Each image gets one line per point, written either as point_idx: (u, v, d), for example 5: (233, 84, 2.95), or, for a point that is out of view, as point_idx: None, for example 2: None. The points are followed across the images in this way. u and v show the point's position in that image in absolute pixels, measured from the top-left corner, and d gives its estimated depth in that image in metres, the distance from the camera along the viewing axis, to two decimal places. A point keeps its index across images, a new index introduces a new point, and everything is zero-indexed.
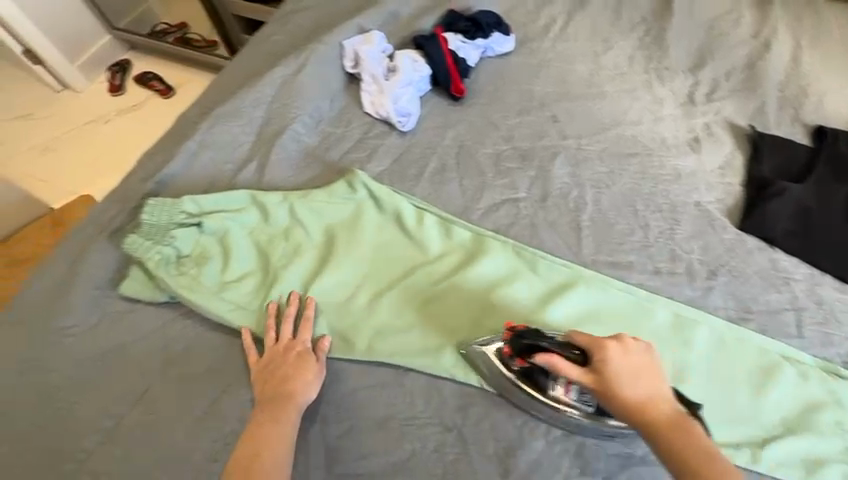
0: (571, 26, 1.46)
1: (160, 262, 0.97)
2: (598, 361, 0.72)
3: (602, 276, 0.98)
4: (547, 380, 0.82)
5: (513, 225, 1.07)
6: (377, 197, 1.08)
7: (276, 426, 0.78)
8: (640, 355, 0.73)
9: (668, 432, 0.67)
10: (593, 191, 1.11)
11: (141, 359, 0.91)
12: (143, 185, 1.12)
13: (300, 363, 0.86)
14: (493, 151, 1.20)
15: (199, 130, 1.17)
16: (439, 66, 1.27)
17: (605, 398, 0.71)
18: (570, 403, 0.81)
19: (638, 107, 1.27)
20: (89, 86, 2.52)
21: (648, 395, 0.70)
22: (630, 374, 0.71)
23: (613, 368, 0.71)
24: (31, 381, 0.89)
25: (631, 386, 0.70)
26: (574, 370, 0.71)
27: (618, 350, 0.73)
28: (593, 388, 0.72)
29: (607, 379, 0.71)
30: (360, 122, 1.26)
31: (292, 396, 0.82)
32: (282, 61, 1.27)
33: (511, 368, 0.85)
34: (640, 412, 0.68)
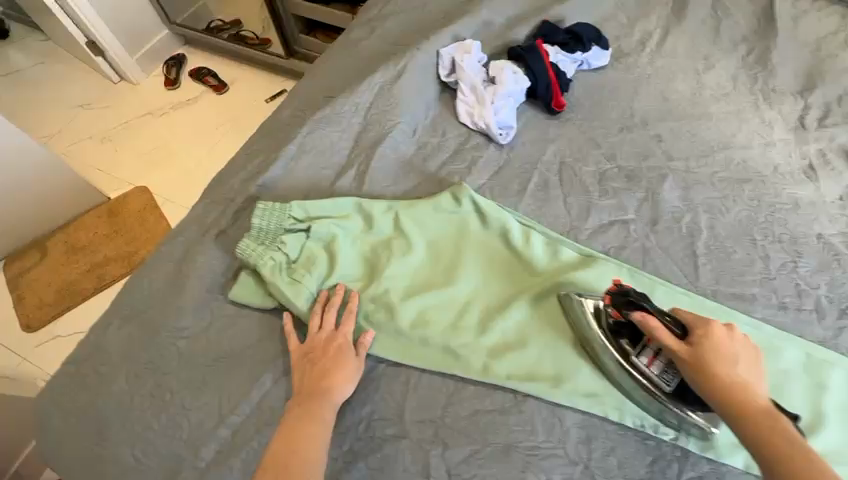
0: (668, 42, 1.41)
1: (272, 268, 0.96)
2: (700, 336, 0.77)
3: (725, 309, 0.94)
4: (636, 348, 0.84)
5: (624, 249, 1.03)
6: (483, 211, 1.05)
7: (312, 421, 0.78)
8: (740, 344, 0.77)
9: (756, 411, 0.69)
10: (706, 216, 1.07)
11: (252, 368, 0.89)
12: (245, 187, 1.11)
13: (340, 359, 0.85)
14: (596, 170, 1.16)
15: (299, 134, 1.16)
16: (540, 79, 1.23)
17: (696, 366, 0.75)
18: (649, 374, 0.83)
19: (747, 129, 1.21)
20: (145, 79, 2.55)
21: (744, 379, 0.73)
22: (732, 356, 0.75)
23: (714, 345, 0.76)
24: (145, 382, 0.88)
25: (729, 364, 0.74)
26: (669, 335, 0.78)
27: (725, 333, 0.77)
28: (685, 354, 0.76)
29: (703, 350, 0.75)
30: (456, 132, 1.23)
31: (329, 392, 0.81)
32: (380, 68, 1.25)
33: (602, 323, 0.88)
34: (727, 385, 0.71)
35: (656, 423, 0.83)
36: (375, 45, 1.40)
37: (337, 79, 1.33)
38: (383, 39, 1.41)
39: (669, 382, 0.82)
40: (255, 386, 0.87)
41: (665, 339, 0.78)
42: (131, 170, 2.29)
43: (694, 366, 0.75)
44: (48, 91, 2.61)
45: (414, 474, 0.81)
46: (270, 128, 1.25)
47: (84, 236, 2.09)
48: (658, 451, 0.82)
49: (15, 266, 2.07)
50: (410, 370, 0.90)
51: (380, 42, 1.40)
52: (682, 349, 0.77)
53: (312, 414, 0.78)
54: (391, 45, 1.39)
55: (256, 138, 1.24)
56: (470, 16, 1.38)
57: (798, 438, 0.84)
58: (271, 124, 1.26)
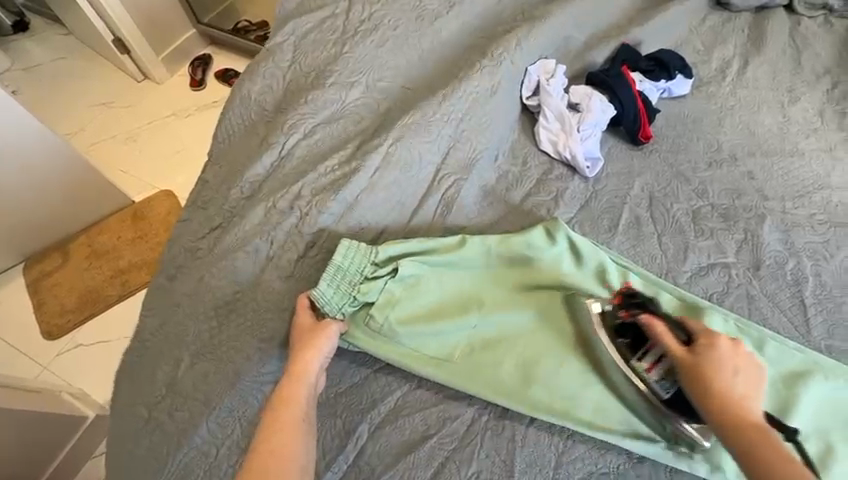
0: (748, 71, 1.37)
1: (353, 317, 0.90)
2: (703, 344, 0.72)
3: (842, 367, 0.89)
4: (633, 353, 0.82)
5: (727, 295, 0.98)
6: (579, 250, 0.96)
7: (289, 409, 0.75)
8: (744, 360, 0.71)
9: (747, 426, 0.63)
10: (810, 263, 1.01)
11: (346, 419, 0.83)
12: (321, 205, 0.98)
13: (311, 339, 0.83)
14: (688, 207, 1.10)
15: (383, 143, 1.04)
16: (629, 109, 1.18)
17: (687, 374, 0.71)
18: (647, 381, 0.80)
19: (843, 169, 1.16)
20: (170, 78, 2.44)
21: (743, 393, 0.67)
22: (730, 368, 0.69)
23: (712, 354, 0.71)
24: (232, 433, 0.83)
25: (727, 374, 0.69)
26: (668, 337, 0.75)
27: (728, 345, 0.72)
28: (684, 363, 0.72)
29: (700, 357, 0.71)
30: (538, 161, 1.17)
31: (298, 373, 0.79)
32: (472, 77, 1.13)
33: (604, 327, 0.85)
34: (719, 397, 0.67)
35: None
36: (449, 43, 1.25)
37: (412, 78, 1.20)
38: (461, 35, 1.27)
39: (667, 390, 0.78)
40: (353, 439, 0.82)
41: (669, 346, 0.74)
42: (155, 171, 2.19)
43: (688, 375, 0.71)
44: (71, 86, 2.51)
45: None
46: (338, 116, 1.13)
47: (107, 241, 1.95)
48: None
49: (34, 270, 1.93)
50: (514, 425, 0.83)
51: (455, 38, 1.26)
52: (678, 353, 0.73)
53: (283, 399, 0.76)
54: (471, 49, 1.25)
55: (323, 138, 1.11)
56: (555, 20, 1.27)
57: None
58: (337, 112, 1.14)
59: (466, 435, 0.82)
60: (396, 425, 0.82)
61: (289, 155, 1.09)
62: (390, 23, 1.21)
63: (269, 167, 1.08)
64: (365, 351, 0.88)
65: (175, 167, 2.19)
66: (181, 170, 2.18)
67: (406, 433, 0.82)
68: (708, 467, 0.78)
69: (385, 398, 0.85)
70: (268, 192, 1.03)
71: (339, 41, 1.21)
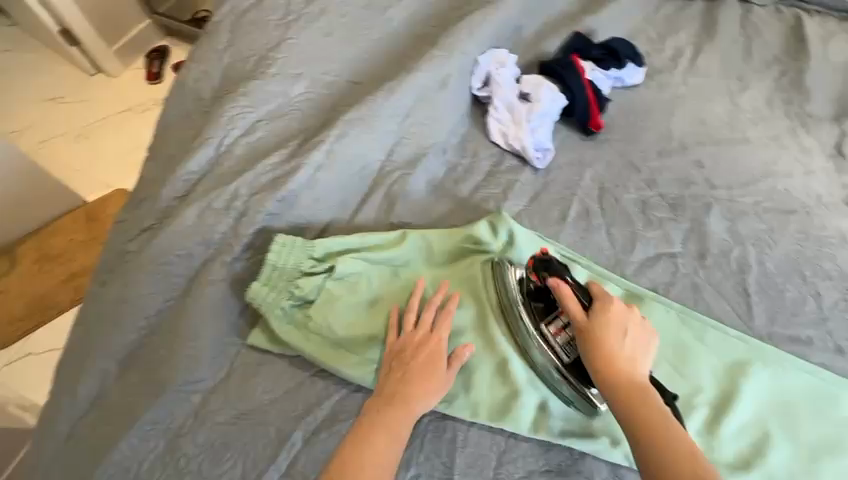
0: (700, 59, 1.36)
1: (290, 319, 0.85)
2: (599, 307, 0.73)
3: (782, 353, 0.90)
4: (544, 316, 0.82)
5: (673, 285, 0.98)
6: (522, 244, 0.97)
7: (387, 436, 0.70)
8: (638, 323, 0.73)
9: (632, 388, 0.66)
10: (755, 251, 1.02)
11: (280, 427, 0.78)
12: (257, 201, 0.92)
13: (429, 358, 0.79)
14: (638, 198, 1.09)
15: (328, 136, 0.98)
16: (579, 98, 1.16)
17: (583, 339, 0.72)
18: (553, 344, 0.80)
19: (787, 157, 1.17)
20: (124, 72, 2.32)
21: (630, 353, 0.70)
22: (622, 332, 0.71)
23: (606, 317, 0.72)
24: (155, 447, 0.77)
25: (617, 338, 0.70)
26: (571, 300, 0.74)
27: (623, 308, 0.73)
28: (583, 328, 0.72)
29: (596, 322, 0.71)
30: (488, 153, 1.14)
31: (408, 403, 0.74)
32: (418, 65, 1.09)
33: (524, 291, 0.86)
34: (610, 361, 0.68)
35: None
36: (401, 30, 1.19)
37: (363, 65, 1.13)
38: (416, 22, 1.20)
39: (568, 354, 0.79)
40: (286, 447, 0.77)
41: (570, 309, 0.74)
42: (110, 169, 2.09)
43: (585, 340, 0.71)
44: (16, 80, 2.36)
45: None
46: (279, 107, 1.06)
47: (55, 243, 1.82)
48: None
49: None
50: (456, 425, 0.81)
51: (407, 24, 1.20)
52: (578, 318, 0.73)
53: (380, 423, 0.71)
54: (420, 34, 1.20)
55: (267, 133, 1.04)
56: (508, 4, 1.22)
57: None
58: (279, 102, 1.06)
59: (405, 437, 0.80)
60: (333, 430, 0.78)
61: (224, 145, 1.01)
62: (338, 7, 1.15)
63: (207, 166, 1.00)
64: (303, 354, 0.84)
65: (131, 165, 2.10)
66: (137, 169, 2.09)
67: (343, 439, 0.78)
68: None
69: (323, 402, 0.81)
70: (201, 189, 0.96)
71: (279, 22, 1.13)
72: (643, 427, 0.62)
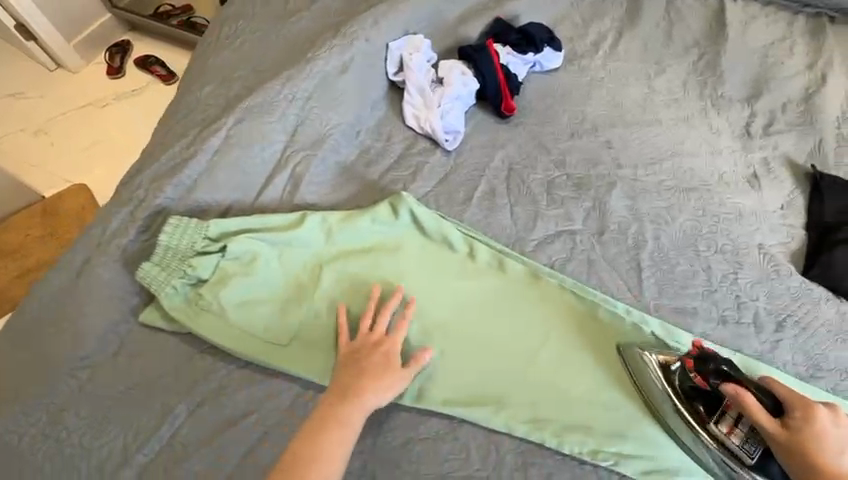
0: (621, 44, 1.38)
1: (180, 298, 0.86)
2: (800, 417, 0.73)
3: (666, 323, 0.92)
4: (715, 414, 0.79)
5: (569, 261, 1.00)
6: (422, 223, 0.98)
7: (339, 437, 0.74)
8: (841, 429, 0.73)
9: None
10: (652, 227, 1.05)
11: (164, 401, 0.80)
12: (157, 186, 0.95)
13: (382, 370, 0.79)
14: (544, 177, 1.12)
15: (225, 124, 1.01)
16: (489, 81, 1.19)
17: (786, 452, 0.72)
18: (728, 444, 0.77)
19: (696, 137, 1.20)
20: (84, 66, 2.10)
21: (844, 469, 0.70)
22: (832, 445, 0.72)
23: (816, 430, 0.72)
24: (37, 421, 0.79)
25: (827, 453, 0.71)
26: (761, 413, 0.74)
27: (827, 417, 0.73)
28: (783, 439, 0.73)
29: (801, 437, 0.72)
30: (402, 136, 1.16)
31: (358, 406, 0.76)
32: (321, 53, 1.12)
33: (678, 385, 0.82)
34: (824, 477, 0.69)
35: (594, 450, 0.79)
36: (315, 20, 1.21)
37: (274, 56, 1.17)
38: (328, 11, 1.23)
39: (752, 454, 0.76)
40: (169, 419, 0.79)
41: (762, 419, 0.74)
42: (72, 168, 1.92)
43: (790, 452, 0.72)
44: None
45: None
46: (193, 104, 1.11)
47: (10, 239, 1.67)
48: (594, 475, 0.78)
49: None
50: None
51: (319, 14, 1.22)
52: (776, 429, 0.73)
53: (338, 426, 0.74)
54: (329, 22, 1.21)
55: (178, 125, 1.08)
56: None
57: None
58: (194, 100, 1.12)
59: (290, 407, 0.81)
60: (217, 402, 0.81)
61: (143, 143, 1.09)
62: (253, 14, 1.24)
63: None
64: (192, 330, 0.85)
65: (96, 165, 1.92)
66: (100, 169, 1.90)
67: (227, 410, 0.80)
68: (525, 427, 0.81)
69: (209, 376, 0.83)
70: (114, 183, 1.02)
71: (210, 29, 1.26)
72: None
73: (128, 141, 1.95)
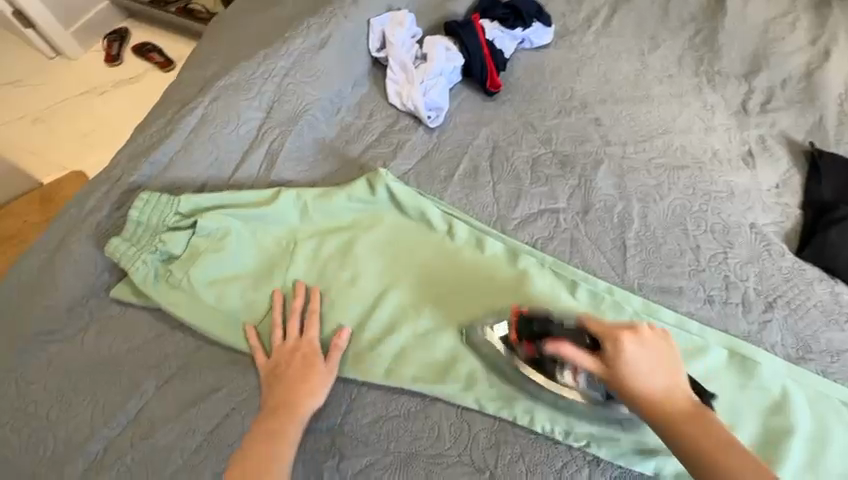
0: (614, 20, 1.34)
1: (150, 274, 0.84)
2: (610, 350, 0.65)
3: (649, 303, 0.89)
4: (555, 365, 0.77)
5: (551, 240, 0.97)
6: (400, 200, 0.96)
7: (279, 449, 0.68)
8: (654, 347, 0.67)
9: (687, 427, 0.62)
10: (639, 205, 1.01)
11: (132, 376, 0.79)
12: (132, 164, 0.95)
13: (303, 372, 0.76)
14: (529, 155, 1.09)
15: (201, 100, 1.00)
16: (474, 56, 1.15)
17: (619, 393, 0.65)
18: (577, 388, 0.77)
19: (689, 114, 1.16)
20: (83, 55, 2.07)
21: (664, 388, 0.64)
22: (645, 365, 0.65)
23: (622, 360, 0.65)
24: (5, 395, 0.78)
25: (642, 379, 0.64)
26: (582, 361, 0.65)
27: (631, 340, 0.66)
28: (605, 377, 0.66)
29: (616, 368, 0.65)
30: (384, 114, 1.13)
31: (295, 412, 0.72)
32: (301, 30, 1.10)
33: (518, 355, 0.80)
34: (652, 408, 0.63)
35: (566, 430, 0.77)
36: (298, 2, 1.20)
37: (256, 38, 1.16)
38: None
39: (597, 390, 0.76)
40: (137, 394, 0.78)
41: (582, 364, 0.65)
42: (67, 152, 1.88)
43: (617, 389, 0.65)
44: None
45: None
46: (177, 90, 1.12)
47: (8, 226, 1.61)
48: (568, 455, 0.76)
49: None
50: None
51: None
52: (596, 370, 0.66)
53: (279, 437, 0.69)
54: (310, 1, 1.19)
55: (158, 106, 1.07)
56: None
57: None
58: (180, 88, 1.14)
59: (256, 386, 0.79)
60: (185, 378, 0.80)
61: None
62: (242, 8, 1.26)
63: None
64: (163, 307, 0.84)
65: (89, 150, 1.88)
66: (95, 154, 1.86)
67: (194, 386, 0.79)
68: (497, 405, 0.79)
69: (179, 352, 0.82)
70: None
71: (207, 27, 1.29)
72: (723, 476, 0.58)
73: (122, 126, 1.91)
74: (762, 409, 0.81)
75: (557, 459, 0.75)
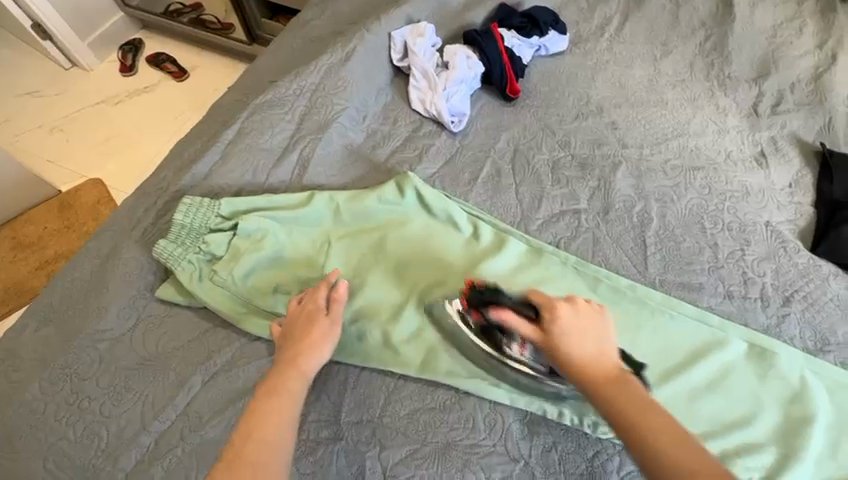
0: (626, 27, 1.38)
1: (192, 274, 0.88)
2: (546, 318, 0.70)
3: (670, 299, 0.93)
4: (503, 337, 0.83)
5: (574, 239, 1.01)
6: (427, 203, 1.01)
7: (281, 400, 0.70)
8: (588, 316, 0.70)
9: (609, 389, 0.62)
10: (657, 205, 1.05)
11: (179, 371, 0.83)
12: (178, 177, 1.02)
13: (307, 333, 0.78)
14: (549, 158, 1.13)
15: (239, 117, 1.08)
16: (494, 63, 1.20)
17: (549, 356, 0.68)
18: (523, 360, 0.82)
19: (701, 117, 1.20)
20: (100, 65, 2.13)
21: (591, 350, 0.66)
22: (578, 329, 0.68)
23: (559, 327, 0.68)
24: (60, 390, 0.82)
25: (572, 342, 0.67)
26: (520, 324, 0.71)
27: (568, 309, 0.70)
28: (541, 344, 0.69)
29: (550, 335, 0.68)
30: (408, 120, 1.18)
31: (298, 364, 0.74)
32: (329, 48, 1.18)
33: (469, 324, 0.86)
34: (579, 371, 0.65)
35: (596, 421, 0.80)
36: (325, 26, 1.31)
37: (285, 61, 1.25)
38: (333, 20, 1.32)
39: (540, 363, 0.81)
40: (184, 389, 0.81)
41: (520, 331, 0.71)
42: (85, 159, 1.92)
43: (549, 355, 0.68)
44: None
45: (348, 477, 0.77)
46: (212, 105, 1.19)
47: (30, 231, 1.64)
48: (599, 445, 0.78)
49: None
50: (349, 368, 0.85)
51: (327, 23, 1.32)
52: (534, 338, 0.70)
53: (281, 388, 0.71)
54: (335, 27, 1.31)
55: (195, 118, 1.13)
56: None
57: (733, 430, 0.81)
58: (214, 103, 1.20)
59: None
60: (230, 373, 0.83)
61: None
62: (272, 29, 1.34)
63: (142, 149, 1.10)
64: (206, 305, 0.88)
65: (106, 157, 1.91)
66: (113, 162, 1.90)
67: (238, 381, 0.82)
68: (528, 398, 0.82)
69: (223, 349, 0.85)
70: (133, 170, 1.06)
71: None
72: (633, 431, 0.58)
73: (140, 134, 1.96)
74: (783, 398, 0.84)
75: (589, 447, 0.78)
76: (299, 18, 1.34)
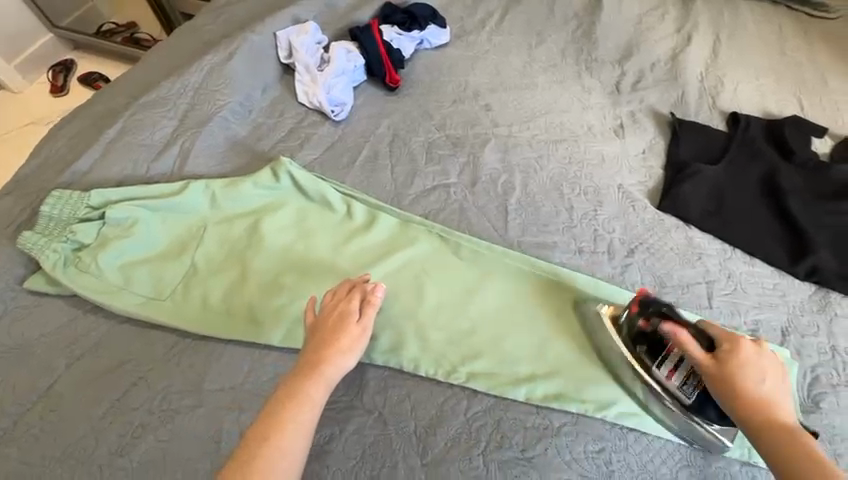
0: (506, 20, 1.49)
1: (56, 262, 0.91)
2: (727, 350, 0.74)
3: (526, 257, 1.00)
4: (655, 357, 0.82)
5: (442, 211, 1.08)
6: (301, 185, 1.06)
7: (302, 406, 0.72)
8: (770, 361, 0.73)
9: (779, 424, 0.66)
10: (520, 175, 1.14)
11: (44, 357, 0.85)
12: (57, 175, 1.05)
13: (335, 335, 0.79)
14: (425, 139, 1.20)
15: (121, 116, 1.12)
16: (373, 57, 1.28)
17: (716, 384, 0.72)
18: (669, 386, 0.80)
19: (568, 96, 1.31)
20: (29, 87, 2.08)
21: (766, 393, 0.69)
22: (760, 372, 0.71)
23: (740, 363, 0.72)
24: None
25: (753, 379, 0.71)
26: (694, 350, 0.75)
27: (753, 348, 0.73)
28: (710, 373, 0.73)
29: (725, 368, 0.72)
30: (294, 112, 1.24)
31: (324, 369, 0.75)
32: (212, 48, 1.23)
33: (622, 333, 0.86)
34: (745, 402, 0.69)
35: (447, 371, 0.86)
36: (216, 29, 1.36)
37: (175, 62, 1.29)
38: (225, 22, 1.37)
39: (690, 395, 0.79)
40: (48, 373, 0.84)
41: (693, 352, 0.75)
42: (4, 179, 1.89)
43: (717, 384, 0.72)
44: None
45: None
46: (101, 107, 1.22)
47: None
48: (449, 391, 0.85)
49: None
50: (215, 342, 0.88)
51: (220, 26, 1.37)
52: (707, 364, 0.74)
53: (301, 394, 0.73)
54: (226, 29, 1.36)
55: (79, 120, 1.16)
56: None
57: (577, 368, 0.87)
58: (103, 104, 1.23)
59: (164, 357, 0.86)
60: (96, 354, 0.86)
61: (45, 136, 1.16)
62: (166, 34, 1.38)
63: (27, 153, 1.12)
64: (72, 292, 0.90)
65: None
66: None
67: (103, 361, 0.85)
68: (384, 356, 0.87)
69: (89, 333, 0.88)
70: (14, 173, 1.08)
71: None
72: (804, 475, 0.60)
73: None
74: None
75: (439, 393, 0.84)
76: (194, 23, 1.39)
